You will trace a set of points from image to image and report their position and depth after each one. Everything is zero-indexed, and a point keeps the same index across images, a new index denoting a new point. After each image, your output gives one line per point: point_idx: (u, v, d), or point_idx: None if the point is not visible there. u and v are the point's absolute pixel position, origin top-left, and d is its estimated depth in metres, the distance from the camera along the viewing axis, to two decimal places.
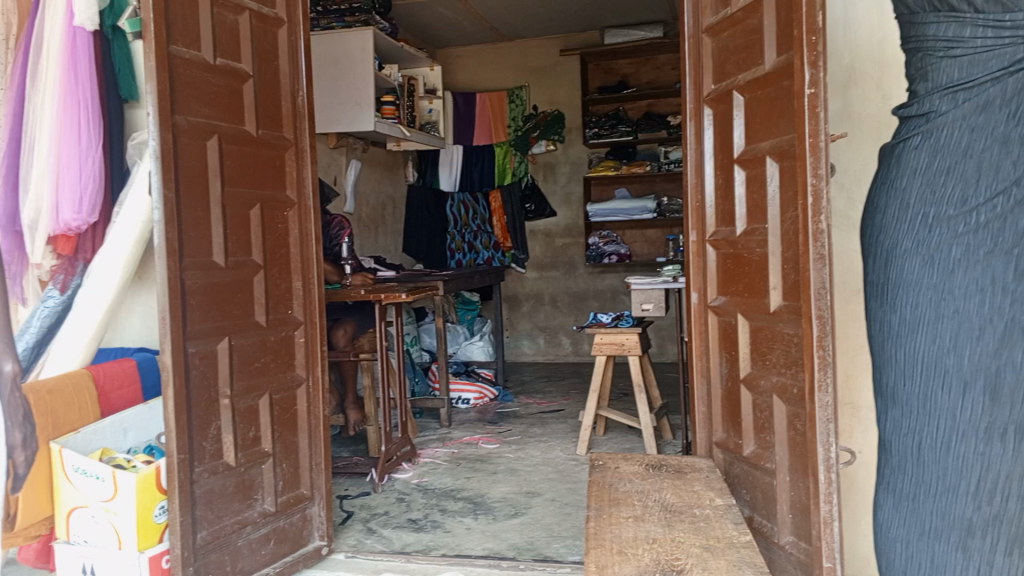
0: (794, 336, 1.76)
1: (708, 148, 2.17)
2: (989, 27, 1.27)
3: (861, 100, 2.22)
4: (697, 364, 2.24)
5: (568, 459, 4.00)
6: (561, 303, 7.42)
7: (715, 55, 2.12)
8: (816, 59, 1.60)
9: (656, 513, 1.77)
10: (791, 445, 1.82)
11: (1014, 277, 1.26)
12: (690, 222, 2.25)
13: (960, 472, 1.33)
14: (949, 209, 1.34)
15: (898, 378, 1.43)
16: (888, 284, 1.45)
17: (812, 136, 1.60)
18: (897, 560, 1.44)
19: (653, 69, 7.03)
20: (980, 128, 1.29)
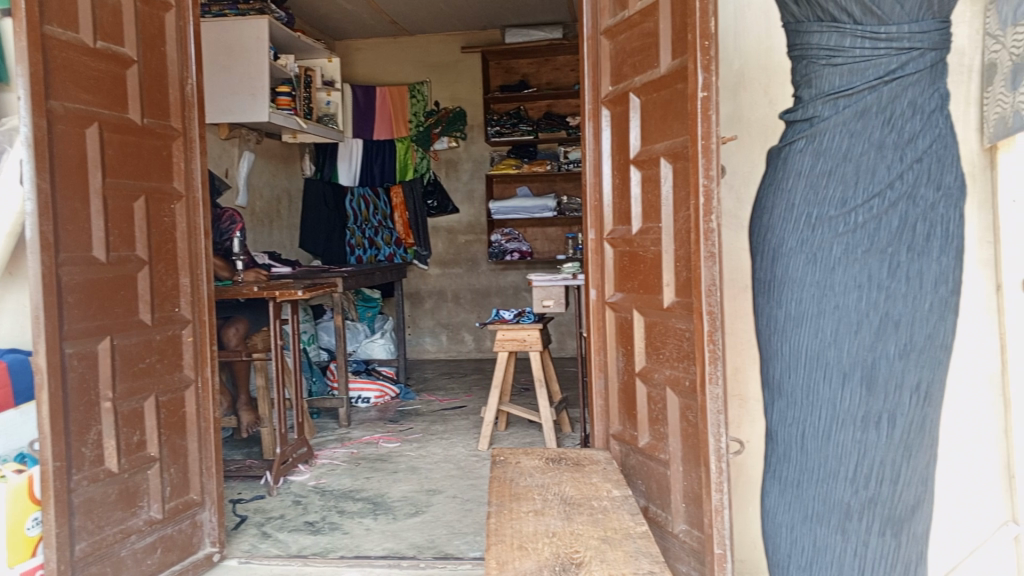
0: (686, 330, 1.82)
1: (606, 148, 2.21)
2: (866, 39, 1.33)
3: (751, 104, 2.32)
4: (595, 358, 2.28)
5: (469, 456, 4.00)
6: (463, 300, 7.41)
7: (613, 56, 2.16)
8: (709, 63, 1.64)
9: (556, 506, 1.79)
10: (684, 436, 1.87)
11: (889, 274, 1.34)
12: (589, 221, 2.28)
13: (839, 459, 1.40)
14: (830, 210, 1.39)
15: (783, 370, 1.48)
16: (774, 281, 1.49)
17: (704, 137, 1.64)
18: (783, 544, 1.51)
19: (553, 70, 7.13)
20: (859, 132, 1.36)
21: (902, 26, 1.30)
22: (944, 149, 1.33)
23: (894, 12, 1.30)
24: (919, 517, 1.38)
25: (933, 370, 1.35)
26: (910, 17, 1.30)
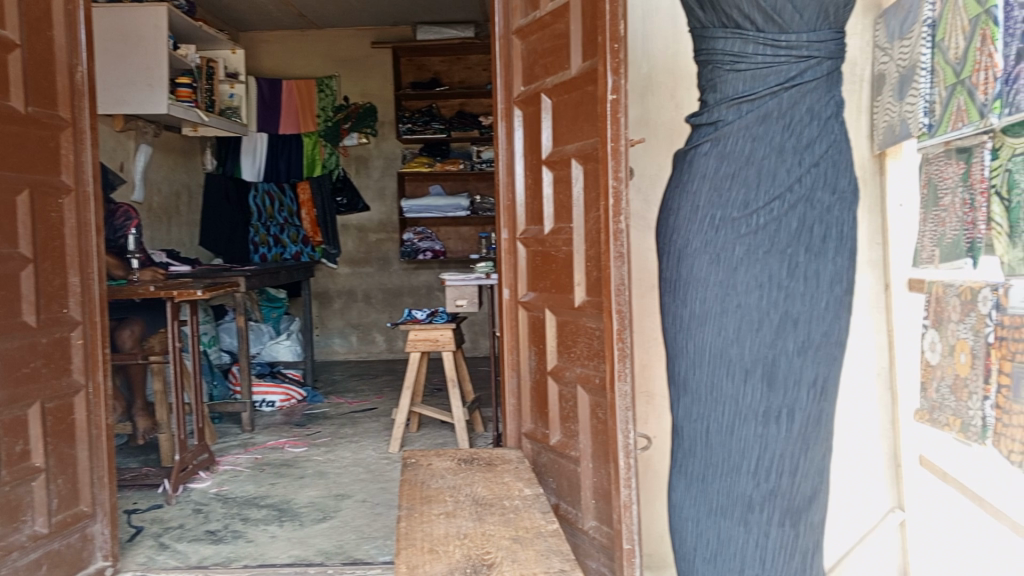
0: (596, 329, 1.84)
1: (518, 148, 2.21)
2: (767, 46, 1.29)
3: (657, 109, 2.37)
4: (508, 357, 2.28)
5: (380, 458, 3.94)
6: (374, 300, 7.30)
7: (525, 57, 2.16)
8: (618, 65, 1.66)
9: (467, 507, 1.77)
10: (594, 432, 1.89)
11: (788, 274, 1.32)
12: (502, 220, 2.27)
13: (742, 453, 1.38)
14: (733, 212, 1.36)
15: (688, 367, 1.44)
16: (680, 280, 1.45)
17: (614, 140, 1.65)
18: (689, 538, 1.48)
19: (465, 68, 7.14)
20: (761, 137, 1.33)
21: (801, 35, 1.27)
22: (839, 154, 1.32)
23: (794, 21, 1.27)
24: (816, 508, 1.38)
25: (829, 366, 1.35)
26: (808, 27, 1.27)
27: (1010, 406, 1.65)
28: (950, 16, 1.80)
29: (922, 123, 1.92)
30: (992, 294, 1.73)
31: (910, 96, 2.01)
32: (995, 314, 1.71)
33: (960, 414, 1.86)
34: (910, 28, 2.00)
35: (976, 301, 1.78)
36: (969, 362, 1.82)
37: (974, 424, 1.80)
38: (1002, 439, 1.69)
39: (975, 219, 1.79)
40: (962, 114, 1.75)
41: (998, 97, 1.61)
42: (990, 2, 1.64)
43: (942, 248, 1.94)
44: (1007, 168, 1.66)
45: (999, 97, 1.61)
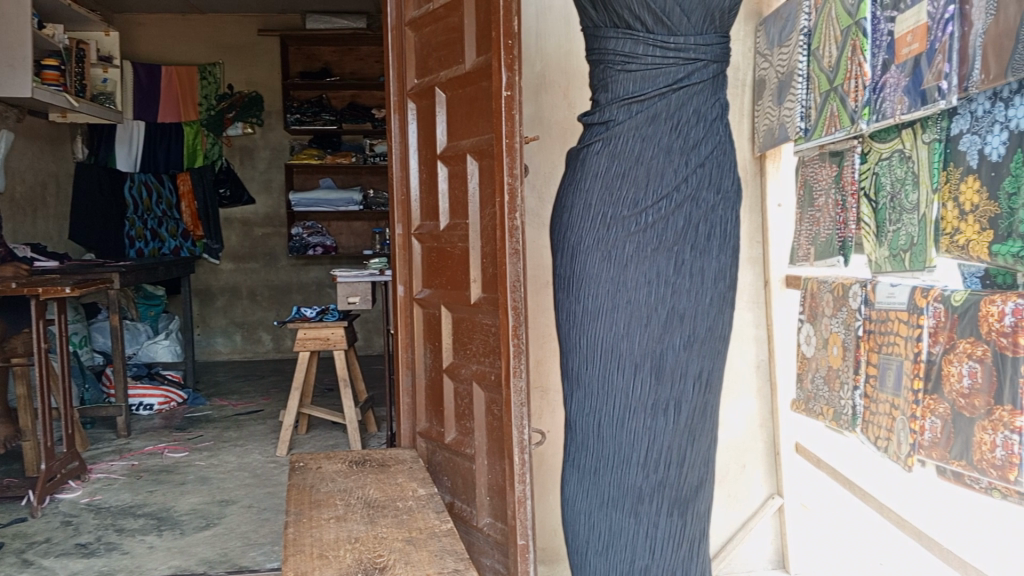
0: (492, 326, 1.82)
1: (412, 142, 2.17)
2: (657, 47, 1.31)
3: (551, 107, 2.39)
4: (402, 356, 2.23)
5: (266, 462, 3.80)
6: (260, 297, 7.05)
7: (418, 49, 2.13)
8: (511, 62, 1.65)
9: (358, 510, 1.73)
10: (489, 430, 1.89)
11: (676, 271, 1.33)
12: (396, 215, 2.23)
13: (632, 445, 1.37)
14: (623, 210, 1.35)
15: (581, 362, 1.42)
16: (572, 277, 1.43)
17: (508, 136, 1.65)
18: (581, 531, 1.46)
19: (356, 59, 7.00)
20: (649, 137, 1.33)
21: (689, 38, 1.30)
22: (722, 155, 1.36)
23: (682, 24, 1.30)
24: (701, 497, 1.40)
25: (712, 359, 1.38)
26: (695, 30, 1.31)
27: (878, 394, 1.76)
28: (824, 26, 1.89)
29: (799, 127, 2.02)
30: (862, 290, 1.83)
31: (787, 101, 2.10)
32: (863, 309, 1.81)
33: (833, 404, 1.97)
34: (788, 36, 2.10)
35: (846, 296, 1.89)
36: (841, 354, 1.92)
37: (845, 413, 1.90)
38: (870, 426, 1.79)
39: (847, 219, 1.90)
40: (835, 119, 1.84)
41: (867, 104, 1.71)
42: (861, 14, 1.73)
43: (817, 247, 2.04)
44: (874, 172, 1.78)
45: (867, 104, 1.71)
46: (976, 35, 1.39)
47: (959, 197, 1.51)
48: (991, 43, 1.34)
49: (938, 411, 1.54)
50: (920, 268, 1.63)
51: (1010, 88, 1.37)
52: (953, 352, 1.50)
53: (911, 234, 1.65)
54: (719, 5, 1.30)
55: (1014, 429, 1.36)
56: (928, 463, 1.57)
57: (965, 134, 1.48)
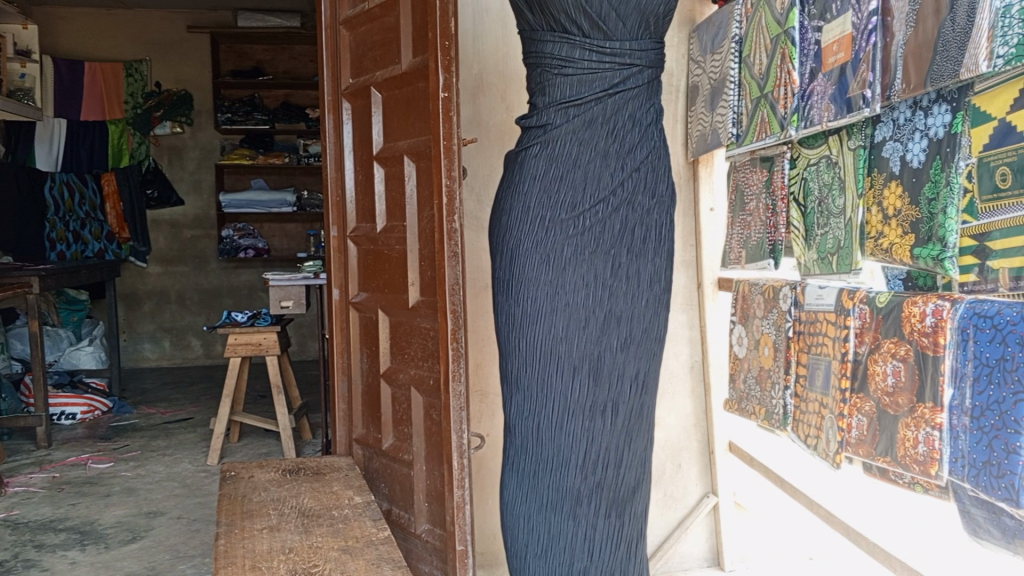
0: (430, 330, 1.81)
1: (347, 143, 2.13)
2: (593, 52, 1.31)
3: (488, 109, 2.38)
4: (338, 362, 2.19)
5: (196, 472, 3.69)
6: (190, 301, 6.84)
7: (352, 49, 2.09)
8: (448, 64, 1.64)
9: (293, 520, 1.69)
10: (427, 435, 1.87)
11: (612, 273, 1.34)
12: (331, 217, 2.19)
13: (570, 447, 1.37)
14: (561, 213, 1.35)
15: (520, 366, 1.41)
16: (510, 280, 1.42)
17: (446, 138, 1.63)
18: (520, 535, 1.45)
19: (290, 59, 6.87)
20: (586, 142, 1.33)
21: (624, 43, 1.31)
22: (657, 160, 1.37)
23: (618, 29, 1.30)
24: (638, 497, 1.41)
25: (648, 361, 1.40)
26: (630, 35, 1.31)
27: (807, 393, 1.81)
28: (755, 35, 1.94)
29: (730, 133, 2.06)
30: (791, 292, 1.87)
31: (719, 108, 2.14)
32: (793, 310, 1.86)
33: (764, 404, 2.01)
34: (720, 44, 2.14)
35: (776, 298, 1.93)
36: (771, 355, 1.97)
37: (776, 412, 1.95)
38: (800, 425, 1.83)
39: (777, 223, 1.95)
40: (765, 125, 1.89)
41: (796, 111, 1.76)
42: (789, 23, 1.77)
43: (748, 250, 2.08)
44: (803, 177, 1.83)
45: (797, 111, 1.75)
46: (898, 45, 1.44)
47: (883, 202, 1.57)
48: (911, 53, 1.40)
49: (864, 409, 1.60)
50: (846, 271, 1.68)
51: (929, 97, 1.42)
52: (878, 351, 1.55)
53: (838, 238, 1.70)
54: (653, 11, 1.31)
55: (934, 425, 1.40)
56: (854, 459, 1.62)
57: (889, 141, 1.54)
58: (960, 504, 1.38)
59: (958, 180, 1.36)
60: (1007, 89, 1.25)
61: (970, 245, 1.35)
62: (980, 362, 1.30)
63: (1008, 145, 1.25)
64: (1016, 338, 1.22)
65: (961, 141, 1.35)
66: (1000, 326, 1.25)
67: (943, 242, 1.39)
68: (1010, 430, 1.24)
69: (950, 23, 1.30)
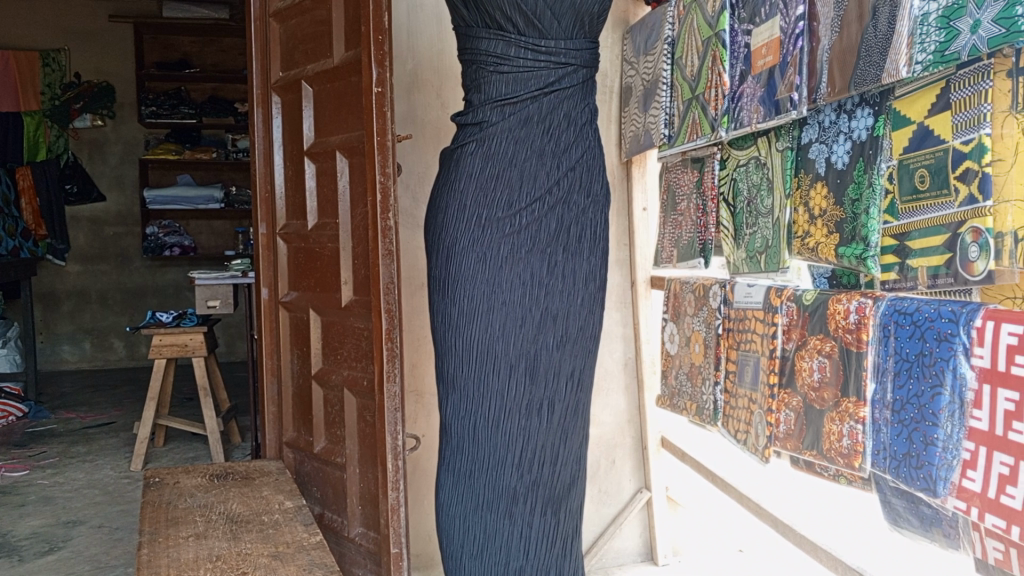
0: (364, 329, 1.78)
1: (276, 138, 2.08)
2: (528, 50, 1.30)
3: (423, 106, 2.36)
4: (267, 363, 2.13)
5: (118, 479, 3.55)
6: (112, 301, 6.59)
7: (283, 42, 2.04)
8: (382, 58, 1.61)
9: (221, 527, 1.64)
10: (360, 437, 1.84)
11: (549, 272, 1.34)
12: (260, 213, 2.13)
13: (507, 447, 1.36)
14: (498, 212, 1.34)
15: (456, 365, 1.39)
16: (446, 279, 1.40)
17: (380, 133, 1.60)
18: (456, 536, 1.43)
19: (218, 51, 6.67)
20: (522, 140, 1.33)
21: (560, 42, 1.30)
22: (593, 159, 1.38)
23: (553, 28, 1.29)
24: (574, 494, 1.42)
25: (584, 358, 1.40)
26: (566, 34, 1.31)
27: (736, 389, 1.85)
28: (687, 37, 1.97)
29: (662, 134, 2.09)
30: (721, 290, 1.91)
31: (652, 109, 2.17)
32: (723, 308, 1.89)
33: (695, 399, 2.05)
34: (653, 45, 2.17)
35: (707, 296, 1.97)
36: (702, 351, 2.01)
37: (707, 408, 1.98)
38: (729, 420, 1.87)
39: (707, 223, 1.99)
40: (696, 126, 1.92)
41: (725, 113, 1.79)
42: (719, 26, 1.80)
43: (680, 249, 2.12)
44: (732, 178, 1.87)
45: (727, 113, 1.79)
46: (824, 50, 1.49)
47: (809, 202, 1.61)
48: (836, 58, 1.44)
49: (791, 404, 1.64)
50: (774, 269, 1.72)
51: (853, 101, 1.47)
52: (805, 348, 1.59)
53: (767, 237, 1.74)
54: (588, 10, 1.31)
55: (858, 419, 1.45)
56: (782, 453, 1.66)
57: (815, 143, 1.58)
58: (882, 494, 1.43)
59: (880, 182, 1.41)
60: (926, 94, 1.30)
61: (891, 244, 1.39)
62: (900, 358, 1.34)
63: (927, 147, 1.30)
64: (933, 334, 1.26)
65: (884, 143, 1.40)
66: (919, 323, 1.29)
67: (866, 242, 1.43)
68: (929, 423, 1.28)
69: (873, 29, 1.34)
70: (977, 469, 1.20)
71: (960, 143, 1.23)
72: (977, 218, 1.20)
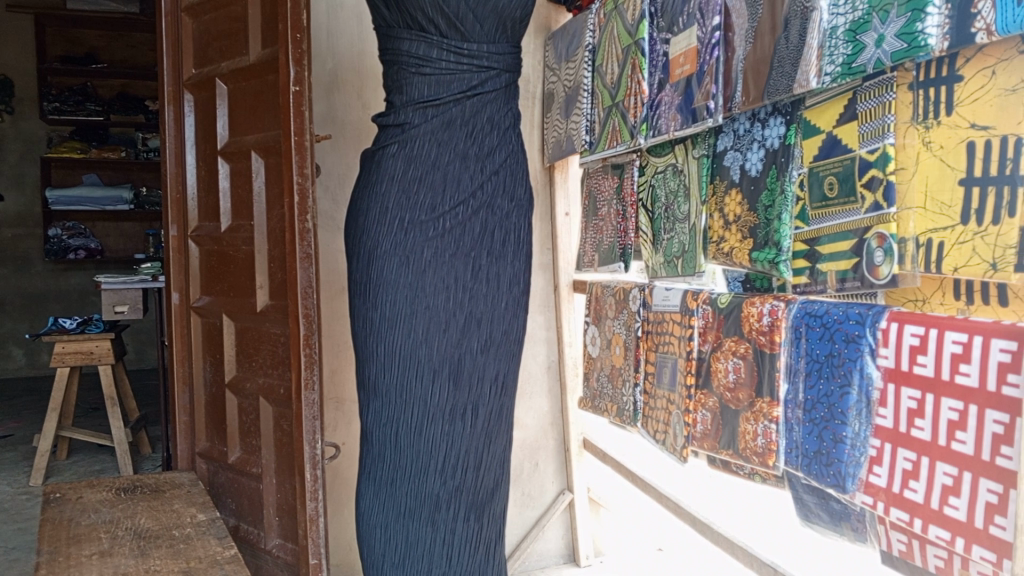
0: (281, 335, 1.72)
1: (189, 136, 2.00)
2: (450, 52, 1.28)
3: (343, 106, 2.32)
4: (178, 371, 2.05)
5: (16, 495, 3.35)
6: (9, 307, 6.23)
7: (196, 37, 1.97)
8: (301, 56, 1.57)
9: (128, 543, 1.56)
10: (277, 446, 1.78)
11: (473, 276, 1.33)
12: (170, 215, 2.04)
13: (430, 453, 1.34)
14: (421, 215, 1.32)
15: (377, 372, 1.36)
16: (367, 283, 1.36)
17: (298, 133, 1.56)
18: (376, 546, 1.39)
19: (127, 47, 6.41)
20: (445, 142, 1.31)
21: (482, 46, 1.29)
22: (515, 164, 1.38)
23: (475, 31, 1.28)
24: (497, 500, 1.41)
25: (508, 363, 1.40)
26: (489, 38, 1.30)
27: (655, 390, 1.88)
28: (607, 44, 2.00)
29: (583, 140, 2.12)
30: (640, 294, 1.94)
31: (574, 115, 2.19)
32: (642, 311, 1.92)
33: (616, 401, 2.08)
34: (574, 52, 2.19)
35: (627, 300, 2.00)
36: (622, 354, 2.04)
37: (627, 409, 2.01)
38: (649, 421, 1.91)
39: (627, 229, 2.02)
40: (616, 134, 1.95)
41: (644, 120, 1.83)
42: (639, 34, 1.84)
43: (601, 253, 2.15)
44: (651, 184, 1.91)
45: (646, 120, 1.82)
46: (738, 60, 1.53)
47: (724, 208, 1.65)
48: (750, 68, 1.48)
49: (708, 405, 1.68)
50: (691, 273, 1.76)
51: (766, 110, 1.52)
52: (720, 350, 1.63)
53: (684, 242, 1.78)
54: (510, 14, 1.29)
55: (772, 419, 1.49)
56: (700, 453, 1.70)
57: (729, 151, 1.63)
58: (794, 491, 1.48)
59: (791, 189, 1.46)
60: (834, 104, 1.35)
61: (802, 249, 1.44)
62: (811, 359, 1.39)
63: (836, 156, 1.35)
64: (842, 336, 1.31)
65: (794, 151, 1.45)
66: (829, 325, 1.34)
67: (778, 246, 1.48)
68: (837, 421, 1.33)
69: (784, 41, 1.39)
70: (883, 465, 1.26)
71: (866, 151, 1.28)
72: (882, 224, 1.25)
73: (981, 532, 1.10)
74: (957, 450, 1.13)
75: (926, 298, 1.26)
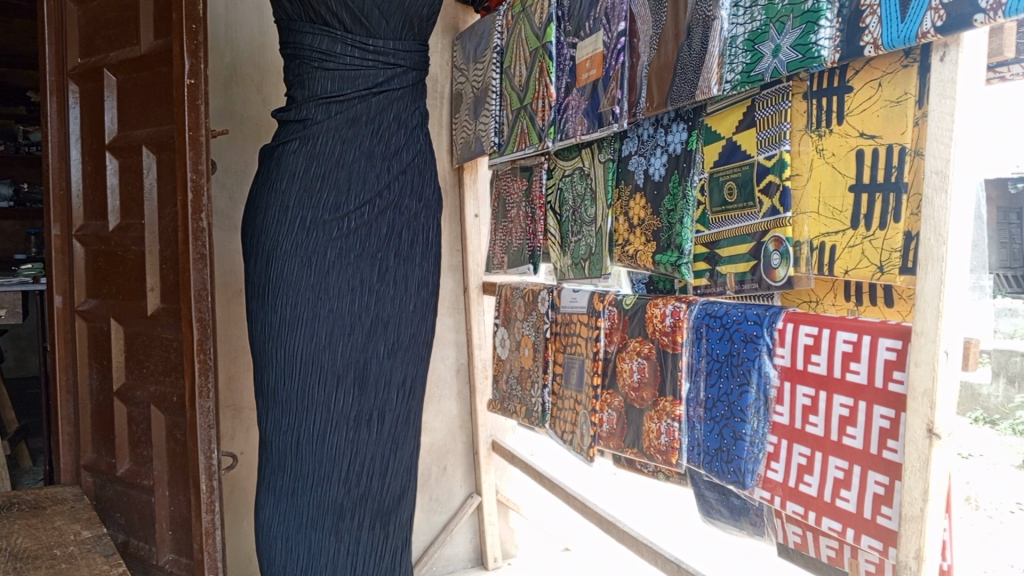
0: (173, 340, 1.64)
1: (73, 129, 1.88)
2: (355, 48, 1.25)
3: (243, 101, 2.24)
4: (61, 378, 1.91)
5: None
6: None
7: (82, 25, 1.85)
8: (196, 48, 1.50)
9: (2, 565, 1.45)
10: (170, 457, 1.70)
11: (379, 279, 1.31)
12: (52, 213, 1.91)
13: (333, 461, 1.29)
14: (324, 214, 1.27)
15: (275, 378, 1.30)
16: (265, 285, 1.31)
17: (192, 128, 1.49)
18: (275, 560, 1.33)
19: None
20: (350, 140, 1.28)
21: (387, 42, 1.27)
22: (422, 164, 1.37)
23: (381, 27, 1.26)
24: (403, 505, 1.39)
25: (414, 366, 1.39)
26: (394, 35, 1.28)
27: (563, 391, 1.89)
28: (515, 47, 2.00)
29: (492, 142, 2.11)
30: (548, 296, 1.95)
31: (482, 117, 2.18)
32: (550, 313, 1.93)
33: (525, 402, 2.08)
34: (481, 53, 2.18)
35: (535, 301, 2.01)
36: (531, 355, 2.04)
37: (535, 410, 2.02)
38: (557, 421, 1.91)
39: (536, 231, 2.02)
40: (524, 136, 1.95)
41: (552, 124, 1.84)
42: (546, 37, 1.85)
43: (510, 255, 2.15)
44: (559, 188, 1.93)
45: (554, 123, 1.83)
46: (643, 66, 1.56)
47: (628, 211, 1.68)
48: (655, 73, 1.51)
49: (614, 405, 1.70)
50: (597, 275, 1.78)
51: (669, 116, 1.55)
52: (625, 350, 1.66)
53: (590, 245, 1.80)
54: (416, 11, 1.28)
55: (674, 417, 1.52)
56: (606, 452, 1.72)
57: (634, 156, 1.66)
58: (696, 488, 1.53)
59: (692, 194, 1.50)
60: (734, 111, 1.39)
61: (703, 252, 1.48)
62: (712, 358, 1.42)
63: (735, 162, 1.39)
64: (741, 336, 1.34)
65: (696, 157, 1.48)
66: (728, 326, 1.37)
67: (680, 250, 1.52)
68: (737, 419, 1.37)
69: (687, 49, 1.42)
70: (780, 461, 1.30)
71: (764, 158, 1.32)
72: (779, 228, 1.29)
73: (869, 523, 1.15)
74: (848, 445, 1.18)
75: (819, 299, 1.32)
